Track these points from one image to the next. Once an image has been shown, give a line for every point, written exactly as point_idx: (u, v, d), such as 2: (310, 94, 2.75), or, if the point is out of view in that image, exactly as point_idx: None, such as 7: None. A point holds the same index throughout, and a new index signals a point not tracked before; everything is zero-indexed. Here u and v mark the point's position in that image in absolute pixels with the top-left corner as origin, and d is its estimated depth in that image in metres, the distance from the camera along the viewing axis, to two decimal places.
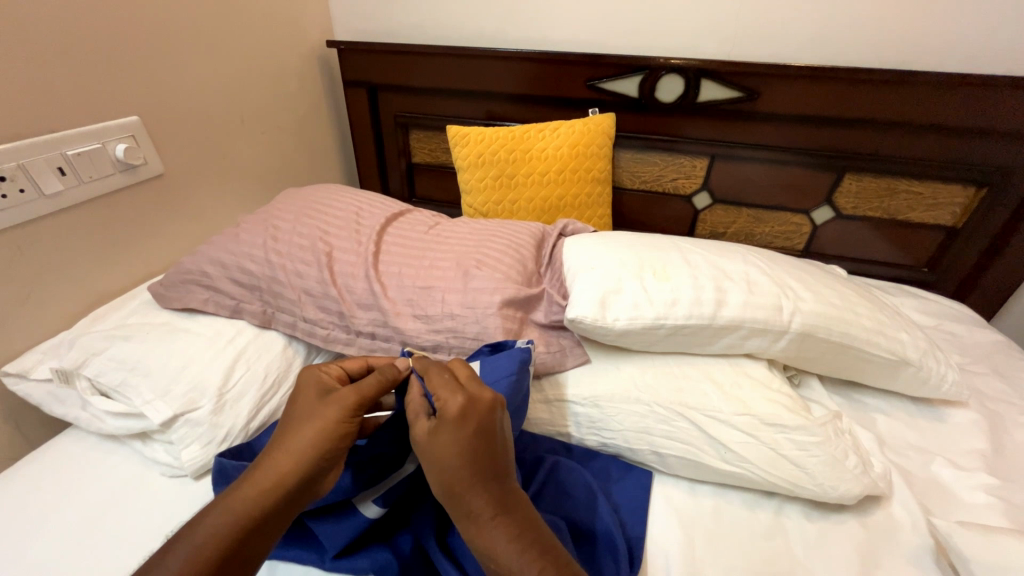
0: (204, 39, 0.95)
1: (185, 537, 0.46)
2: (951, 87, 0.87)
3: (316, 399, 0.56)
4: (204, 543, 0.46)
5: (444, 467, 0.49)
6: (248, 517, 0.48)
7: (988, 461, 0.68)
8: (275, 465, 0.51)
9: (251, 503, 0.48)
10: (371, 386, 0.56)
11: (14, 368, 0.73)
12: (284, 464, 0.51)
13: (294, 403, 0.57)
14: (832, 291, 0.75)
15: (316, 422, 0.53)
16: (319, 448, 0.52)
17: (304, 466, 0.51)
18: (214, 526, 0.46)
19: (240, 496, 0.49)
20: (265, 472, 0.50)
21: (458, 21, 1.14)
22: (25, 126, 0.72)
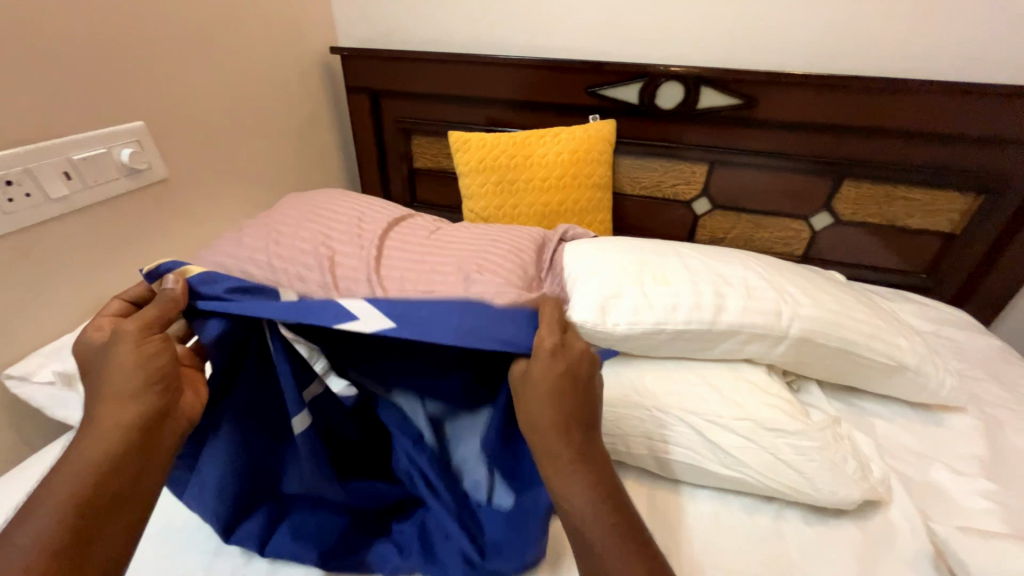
0: (208, 45, 0.96)
1: (27, 522, 0.42)
2: (948, 95, 0.88)
3: (110, 351, 0.50)
4: (50, 519, 0.42)
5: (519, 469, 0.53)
6: (95, 468, 0.45)
7: (987, 467, 0.68)
8: (107, 414, 0.47)
9: (91, 457, 0.45)
10: (155, 311, 0.53)
11: (17, 371, 0.73)
12: (114, 410, 0.47)
13: (89, 369, 0.51)
14: (830, 296, 0.75)
15: (122, 362, 0.49)
16: (143, 382, 0.49)
17: (131, 405, 0.48)
18: (61, 495, 0.43)
19: (78, 456, 0.45)
20: (99, 425, 0.47)
21: (460, 27, 1.15)
22: (31, 132, 0.72)
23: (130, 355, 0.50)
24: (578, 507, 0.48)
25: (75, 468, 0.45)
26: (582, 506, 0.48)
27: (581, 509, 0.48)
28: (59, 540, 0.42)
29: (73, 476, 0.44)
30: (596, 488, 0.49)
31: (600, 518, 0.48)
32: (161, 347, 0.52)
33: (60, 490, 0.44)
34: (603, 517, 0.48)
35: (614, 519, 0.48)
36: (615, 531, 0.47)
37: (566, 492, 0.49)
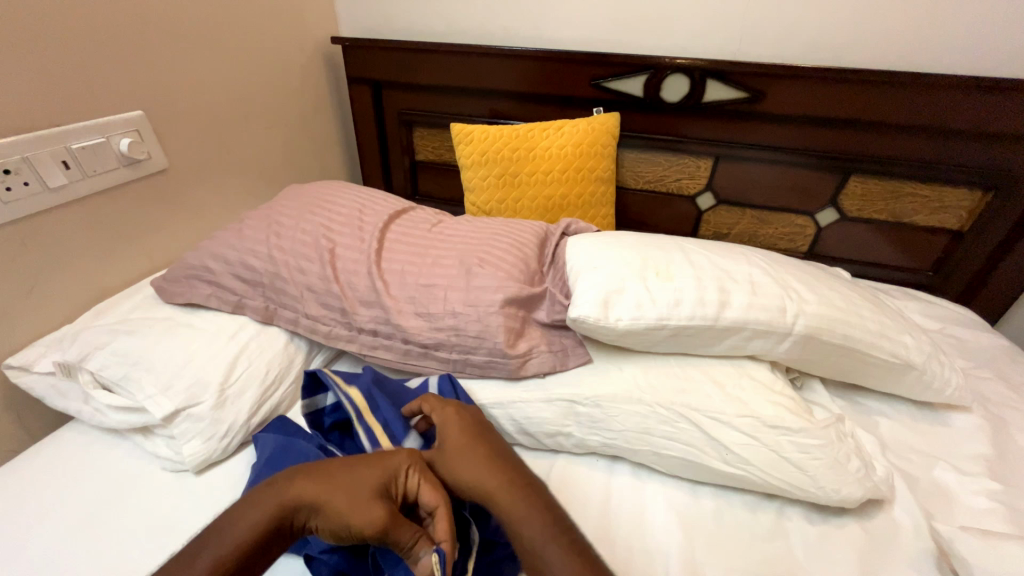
0: (209, 34, 0.95)
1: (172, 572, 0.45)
2: (960, 90, 0.87)
3: (371, 488, 0.50)
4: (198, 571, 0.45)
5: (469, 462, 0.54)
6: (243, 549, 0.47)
7: (991, 466, 0.67)
8: (303, 492, 0.51)
9: (252, 532, 0.48)
10: (410, 528, 0.49)
11: (17, 361, 0.73)
12: (307, 493, 0.50)
13: (354, 467, 0.53)
14: (836, 293, 0.74)
15: (347, 505, 0.49)
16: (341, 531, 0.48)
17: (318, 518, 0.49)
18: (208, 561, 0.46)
19: (244, 520, 0.48)
20: (286, 497, 0.50)
21: (463, 17, 1.14)
22: (29, 119, 0.72)
23: (366, 517, 0.48)
24: (525, 520, 0.49)
25: (243, 526, 0.48)
26: (525, 520, 0.49)
27: (530, 525, 0.48)
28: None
29: (232, 540, 0.47)
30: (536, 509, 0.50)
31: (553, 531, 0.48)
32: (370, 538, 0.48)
33: (218, 543, 0.47)
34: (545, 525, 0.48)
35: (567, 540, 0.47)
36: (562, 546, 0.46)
37: (512, 512, 0.49)
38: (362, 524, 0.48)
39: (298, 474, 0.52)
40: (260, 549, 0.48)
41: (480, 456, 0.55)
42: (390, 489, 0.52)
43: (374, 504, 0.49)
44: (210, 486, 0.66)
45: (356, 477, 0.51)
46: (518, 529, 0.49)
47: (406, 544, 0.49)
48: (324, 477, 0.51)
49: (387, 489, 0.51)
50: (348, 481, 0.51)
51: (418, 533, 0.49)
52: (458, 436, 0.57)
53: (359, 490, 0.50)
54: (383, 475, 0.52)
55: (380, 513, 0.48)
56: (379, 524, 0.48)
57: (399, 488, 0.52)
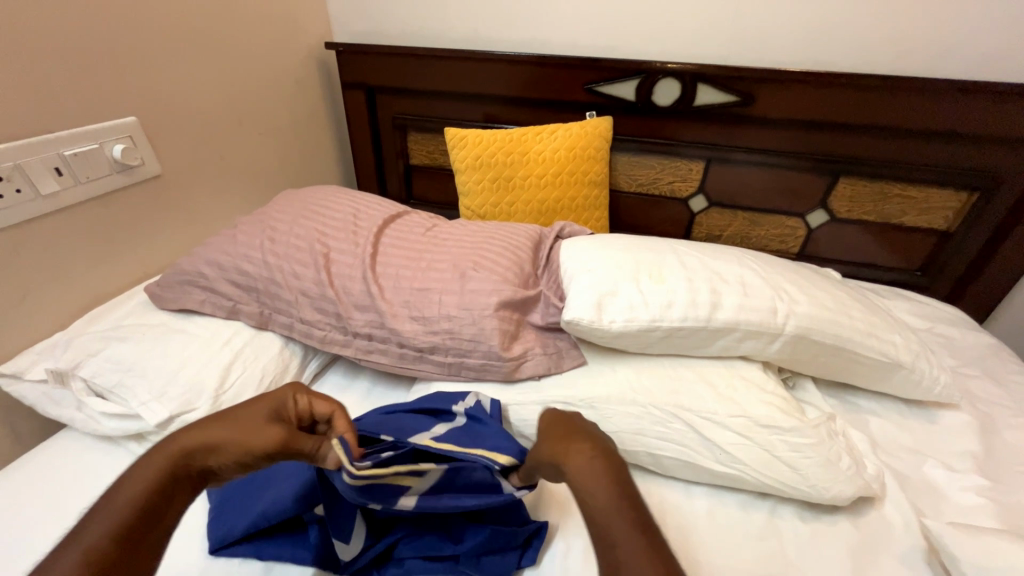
0: (201, 39, 0.95)
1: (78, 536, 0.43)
2: (943, 94, 0.89)
3: (261, 419, 0.52)
4: (107, 522, 0.43)
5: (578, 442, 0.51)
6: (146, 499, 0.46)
7: (979, 463, 0.68)
8: (191, 438, 0.50)
9: (150, 483, 0.47)
10: (309, 442, 0.52)
11: (9, 368, 0.72)
12: (198, 439, 0.50)
13: (238, 407, 0.53)
14: (826, 294, 0.76)
15: (236, 436, 0.50)
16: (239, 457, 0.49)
17: (221, 455, 0.49)
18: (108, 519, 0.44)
19: (139, 475, 0.47)
20: (180, 445, 0.49)
21: (456, 23, 1.15)
22: (21, 126, 0.72)
23: (262, 439, 0.49)
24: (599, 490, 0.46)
25: (142, 480, 0.47)
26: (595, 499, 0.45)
27: (600, 501, 0.45)
28: (101, 554, 0.41)
29: (136, 490, 0.46)
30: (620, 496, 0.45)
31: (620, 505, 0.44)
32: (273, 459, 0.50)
33: (126, 496, 0.45)
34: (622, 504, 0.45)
35: (637, 522, 0.43)
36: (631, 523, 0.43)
37: (583, 482, 0.47)
38: (268, 445, 0.49)
39: (184, 427, 0.51)
40: (161, 497, 0.47)
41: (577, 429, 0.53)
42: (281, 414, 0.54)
43: (268, 427, 0.50)
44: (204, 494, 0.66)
45: (237, 414, 0.52)
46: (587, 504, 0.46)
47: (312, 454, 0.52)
48: (207, 420, 0.52)
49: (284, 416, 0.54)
50: (234, 418, 0.52)
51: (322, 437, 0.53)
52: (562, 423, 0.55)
53: (250, 423, 0.51)
54: (274, 409, 0.54)
55: (278, 433, 0.50)
56: (281, 440, 0.50)
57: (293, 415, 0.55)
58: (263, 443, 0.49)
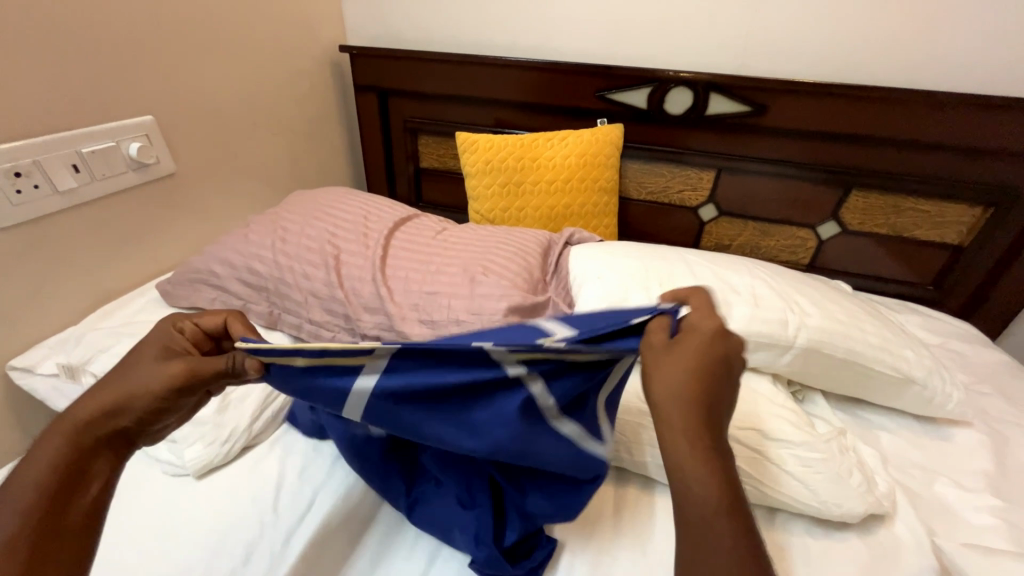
0: (218, 40, 0.96)
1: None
2: (958, 108, 0.88)
3: (150, 362, 0.51)
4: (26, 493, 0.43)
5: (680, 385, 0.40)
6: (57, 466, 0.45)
7: (992, 482, 0.67)
8: (81, 411, 0.48)
9: (56, 454, 0.45)
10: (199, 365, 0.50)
11: (21, 362, 0.73)
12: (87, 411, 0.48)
13: (132, 359, 0.53)
14: (838, 307, 0.75)
15: (119, 386, 0.49)
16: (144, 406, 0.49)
17: (92, 414, 0.48)
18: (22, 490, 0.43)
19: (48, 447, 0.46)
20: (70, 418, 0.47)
21: (470, 28, 1.15)
22: (41, 123, 0.73)
23: (163, 384, 0.49)
24: (704, 488, 0.37)
25: (49, 455, 0.46)
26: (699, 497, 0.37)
27: (708, 504, 0.37)
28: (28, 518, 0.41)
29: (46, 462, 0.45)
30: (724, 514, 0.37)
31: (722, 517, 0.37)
32: (186, 391, 0.51)
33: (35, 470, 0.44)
34: (727, 514, 0.37)
35: (742, 533, 0.36)
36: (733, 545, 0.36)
37: (688, 473, 0.38)
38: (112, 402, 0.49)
39: (92, 392, 0.50)
40: (80, 462, 0.46)
41: (698, 378, 0.40)
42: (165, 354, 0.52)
43: (167, 368, 0.50)
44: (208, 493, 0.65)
45: (121, 374, 0.51)
46: (681, 498, 0.38)
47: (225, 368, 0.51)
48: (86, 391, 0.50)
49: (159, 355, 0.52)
50: (128, 374, 0.51)
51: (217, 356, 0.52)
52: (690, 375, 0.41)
53: (138, 376, 0.50)
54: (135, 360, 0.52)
55: (169, 371, 0.50)
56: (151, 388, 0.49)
57: (179, 345, 0.53)
58: (162, 385, 0.49)
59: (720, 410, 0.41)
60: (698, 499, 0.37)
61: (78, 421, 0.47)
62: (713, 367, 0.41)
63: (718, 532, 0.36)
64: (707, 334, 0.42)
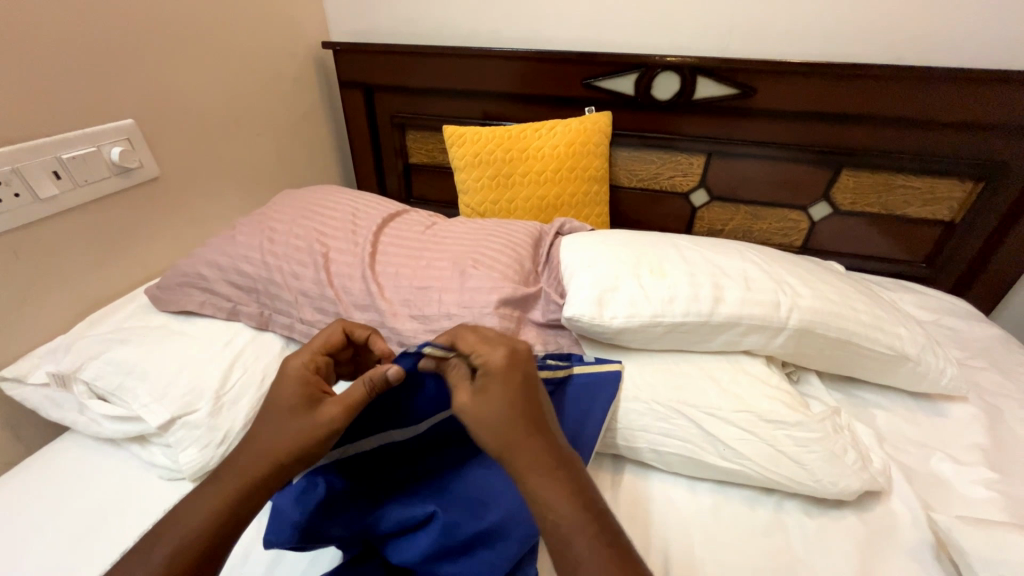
0: (197, 40, 0.95)
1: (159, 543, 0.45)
2: (947, 82, 0.87)
3: (299, 406, 0.51)
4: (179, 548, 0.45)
5: (505, 411, 0.47)
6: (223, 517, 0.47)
7: (987, 455, 0.68)
8: (253, 463, 0.49)
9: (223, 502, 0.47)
10: (358, 392, 0.52)
11: (11, 373, 0.73)
12: (261, 464, 0.49)
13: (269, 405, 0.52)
14: (830, 287, 0.75)
15: (279, 435, 0.50)
16: (296, 452, 0.49)
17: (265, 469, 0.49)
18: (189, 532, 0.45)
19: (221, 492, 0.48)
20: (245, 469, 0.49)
21: (453, 19, 1.14)
22: (20, 129, 0.72)
23: (314, 431, 0.50)
24: (548, 499, 0.44)
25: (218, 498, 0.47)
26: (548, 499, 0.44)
27: (564, 519, 0.43)
28: (186, 562, 0.44)
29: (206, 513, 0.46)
30: (576, 511, 0.43)
31: (583, 523, 0.42)
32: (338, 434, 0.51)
33: (197, 513, 0.46)
34: (569, 510, 0.43)
35: (608, 543, 0.42)
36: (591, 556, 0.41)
37: (536, 490, 0.44)
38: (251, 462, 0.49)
39: (238, 451, 0.51)
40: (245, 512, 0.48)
41: (518, 406, 0.47)
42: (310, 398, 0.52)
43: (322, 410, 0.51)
44: None
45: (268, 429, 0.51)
46: (539, 513, 0.44)
47: (375, 387, 0.52)
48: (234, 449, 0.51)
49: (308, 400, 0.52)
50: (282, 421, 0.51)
51: (360, 382, 0.52)
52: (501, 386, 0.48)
53: (287, 428, 0.50)
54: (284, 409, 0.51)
55: (326, 413, 0.51)
56: (298, 440, 0.49)
57: (314, 385, 0.54)
58: (316, 430, 0.50)
59: (543, 424, 0.48)
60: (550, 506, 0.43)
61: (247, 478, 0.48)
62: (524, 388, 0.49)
63: (582, 539, 0.42)
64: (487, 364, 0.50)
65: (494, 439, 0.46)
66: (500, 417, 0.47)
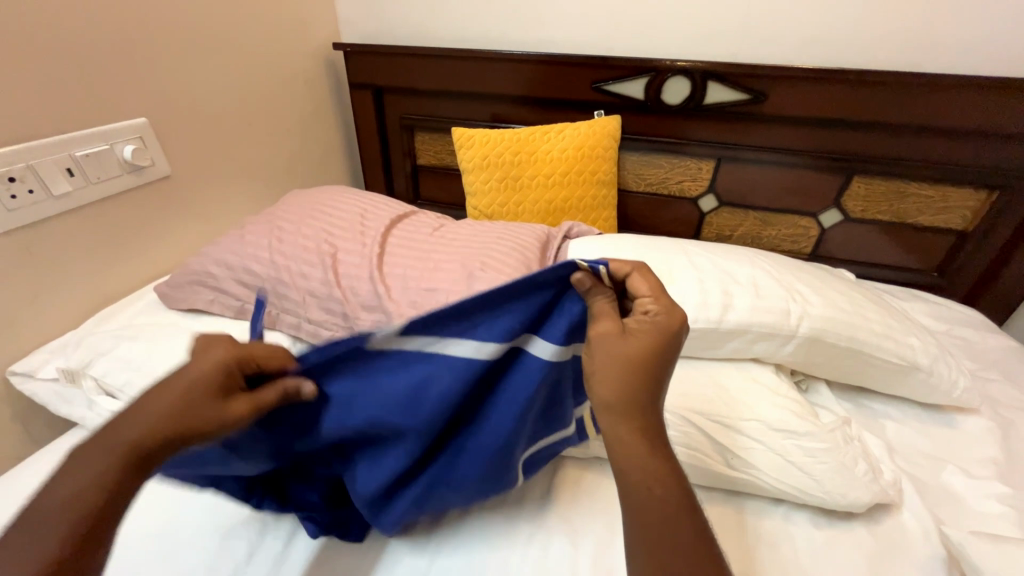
0: (209, 40, 0.95)
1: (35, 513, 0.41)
2: (962, 90, 0.86)
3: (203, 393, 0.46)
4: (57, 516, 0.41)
5: (621, 364, 0.47)
6: (103, 483, 0.42)
7: (1000, 469, 0.67)
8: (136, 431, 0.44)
9: (105, 468, 0.43)
10: (271, 393, 0.49)
11: (21, 367, 0.73)
12: (143, 433, 0.44)
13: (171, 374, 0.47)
14: (841, 295, 0.74)
15: (167, 409, 0.45)
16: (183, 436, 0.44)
17: (153, 438, 0.44)
18: (68, 500, 0.41)
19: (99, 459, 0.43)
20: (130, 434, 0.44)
21: (464, 22, 1.14)
22: (34, 127, 0.72)
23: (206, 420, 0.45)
24: (637, 468, 0.45)
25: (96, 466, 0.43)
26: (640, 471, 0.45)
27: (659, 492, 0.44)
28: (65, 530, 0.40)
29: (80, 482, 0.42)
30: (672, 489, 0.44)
31: (680, 510, 0.43)
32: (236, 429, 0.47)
33: (74, 481, 0.42)
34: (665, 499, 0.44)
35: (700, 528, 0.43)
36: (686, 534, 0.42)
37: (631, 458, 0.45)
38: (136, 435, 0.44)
39: (126, 409, 0.45)
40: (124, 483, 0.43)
41: (634, 373, 0.47)
42: (222, 392, 0.47)
43: (228, 404, 0.46)
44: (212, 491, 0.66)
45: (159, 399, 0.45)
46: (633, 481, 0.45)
47: (286, 398, 0.50)
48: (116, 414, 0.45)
49: (217, 392, 0.46)
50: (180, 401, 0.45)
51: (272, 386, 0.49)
52: (639, 342, 0.47)
53: (179, 407, 0.45)
54: (180, 396, 0.45)
55: (230, 411, 0.46)
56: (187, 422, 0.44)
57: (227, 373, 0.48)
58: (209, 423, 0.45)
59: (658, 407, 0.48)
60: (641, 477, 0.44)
61: (126, 445, 0.44)
62: (654, 356, 0.47)
63: (680, 522, 0.43)
64: (648, 316, 0.48)
65: (609, 391, 0.47)
66: (619, 370, 0.47)
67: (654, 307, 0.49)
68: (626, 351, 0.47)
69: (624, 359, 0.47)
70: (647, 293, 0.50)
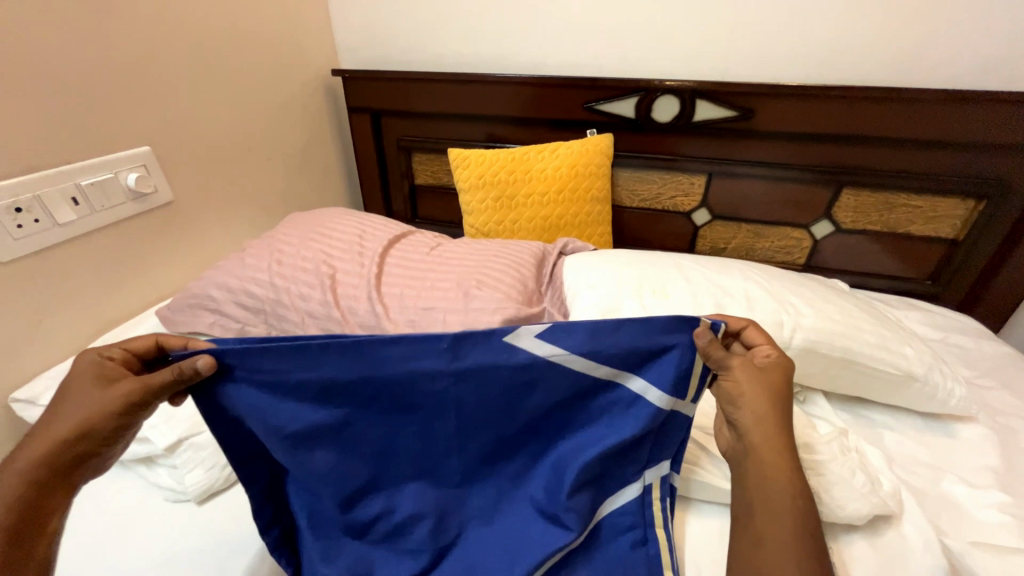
0: (211, 71, 0.99)
1: None
2: (943, 104, 0.89)
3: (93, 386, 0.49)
4: None
5: (757, 395, 0.52)
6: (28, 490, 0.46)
7: (1000, 478, 0.66)
8: (47, 438, 0.48)
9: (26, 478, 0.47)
10: (160, 377, 0.49)
11: (23, 394, 0.74)
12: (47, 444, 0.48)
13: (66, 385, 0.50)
14: (833, 306, 0.75)
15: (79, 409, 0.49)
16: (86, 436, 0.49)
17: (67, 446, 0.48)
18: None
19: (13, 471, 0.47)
20: (45, 439, 0.48)
21: (458, 48, 1.18)
22: (42, 159, 0.75)
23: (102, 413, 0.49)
24: (771, 466, 0.50)
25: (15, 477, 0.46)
26: (770, 474, 0.50)
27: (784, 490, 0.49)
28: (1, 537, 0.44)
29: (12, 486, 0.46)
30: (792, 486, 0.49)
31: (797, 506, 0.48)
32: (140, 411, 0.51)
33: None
34: (788, 491, 0.49)
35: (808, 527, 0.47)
36: (799, 522, 0.47)
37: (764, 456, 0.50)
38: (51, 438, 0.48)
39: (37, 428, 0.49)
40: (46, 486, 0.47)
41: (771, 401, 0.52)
42: (104, 378, 0.50)
43: (113, 387, 0.49)
44: (211, 516, 0.66)
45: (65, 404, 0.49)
46: (759, 472, 0.50)
47: (179, 376, 0.49)
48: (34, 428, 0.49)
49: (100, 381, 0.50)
50: (76, 401, 0.49)
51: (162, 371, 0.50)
52: (769, 376, 0.53)
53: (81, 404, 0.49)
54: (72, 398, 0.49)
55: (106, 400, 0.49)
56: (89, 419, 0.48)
57: (113, 368, 0.51)
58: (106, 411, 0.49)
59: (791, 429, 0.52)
60: (765, 466, 0.50)
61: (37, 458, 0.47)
62: (779, 390, 0.52)
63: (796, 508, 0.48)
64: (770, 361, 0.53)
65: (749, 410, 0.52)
66: (756, 396, 0.52)
67: (767, 351, 0.54)
68: (762, 383, 0.52)
69: (757, 387, 0.52)
70: (765, 341, 0.55)
